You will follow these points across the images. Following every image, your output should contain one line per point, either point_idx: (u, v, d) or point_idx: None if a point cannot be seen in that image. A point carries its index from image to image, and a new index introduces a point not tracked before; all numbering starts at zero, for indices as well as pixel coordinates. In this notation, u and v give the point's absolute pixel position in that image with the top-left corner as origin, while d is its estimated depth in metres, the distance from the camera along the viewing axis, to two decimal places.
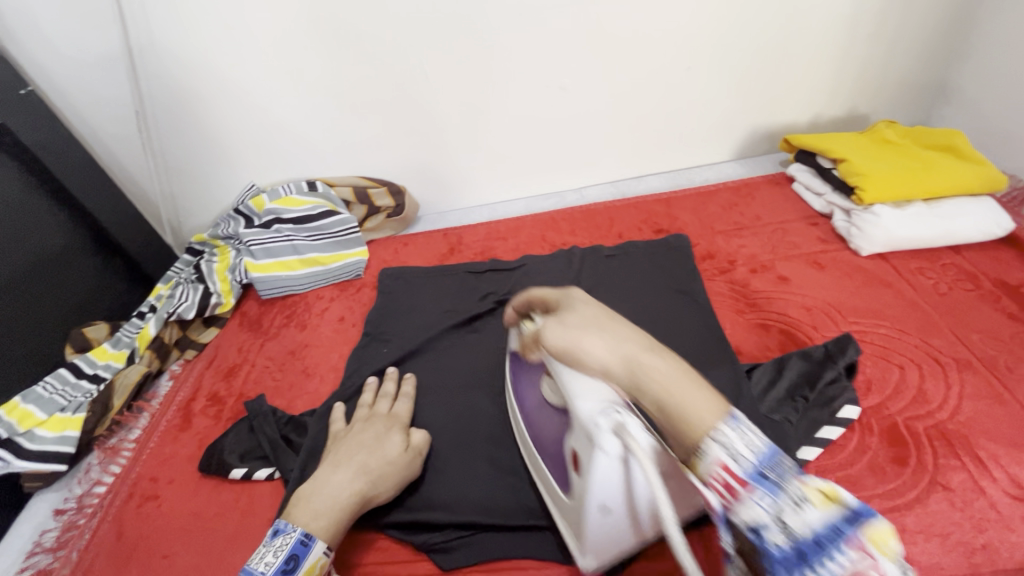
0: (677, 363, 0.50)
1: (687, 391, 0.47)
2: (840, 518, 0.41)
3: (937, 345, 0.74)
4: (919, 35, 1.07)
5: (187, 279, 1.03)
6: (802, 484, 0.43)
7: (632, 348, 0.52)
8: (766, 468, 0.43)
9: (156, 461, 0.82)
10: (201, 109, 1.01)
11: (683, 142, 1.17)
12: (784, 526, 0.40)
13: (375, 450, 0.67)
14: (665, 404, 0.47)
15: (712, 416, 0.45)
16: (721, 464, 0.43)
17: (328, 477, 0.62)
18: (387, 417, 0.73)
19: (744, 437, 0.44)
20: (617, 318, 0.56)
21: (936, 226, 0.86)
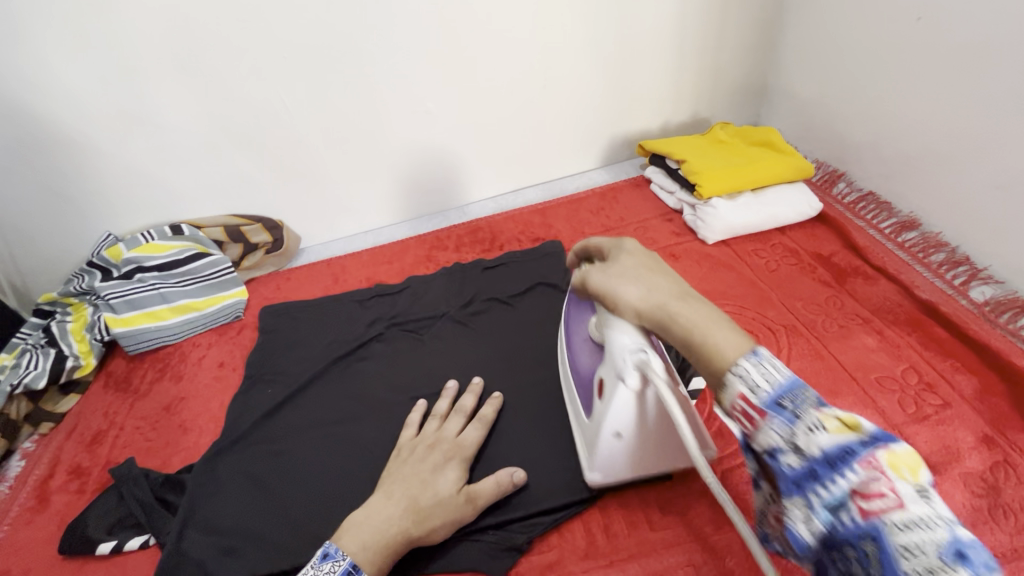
0: (707, 305, 0.51)
1: (710, 330, 0.49)
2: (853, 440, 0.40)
3: (770, 316, 0.85)
4: (737, 47, 1.23)
5: (35, 344, 0.93)
6: (821, 413, 0.42)
7: (667, 285, 0.54)
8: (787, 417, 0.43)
9: (7, 553, 0.73)
10: (33, 157, 0.93)
11: (553, 154, 1.24)
12: (797, 449, 0.42)
13: (430, 483, 0.64)
14: (692, 330, 0.50)
15: (739, 348, 0.46)
16: (740, 395, 0.45)
17: (379, 507, 0.62)
18: (453, 444, 0.69)
19: (764, 368, 0.44)
20: (654, 256, 0.59)
21: (763, 212, 0.98)
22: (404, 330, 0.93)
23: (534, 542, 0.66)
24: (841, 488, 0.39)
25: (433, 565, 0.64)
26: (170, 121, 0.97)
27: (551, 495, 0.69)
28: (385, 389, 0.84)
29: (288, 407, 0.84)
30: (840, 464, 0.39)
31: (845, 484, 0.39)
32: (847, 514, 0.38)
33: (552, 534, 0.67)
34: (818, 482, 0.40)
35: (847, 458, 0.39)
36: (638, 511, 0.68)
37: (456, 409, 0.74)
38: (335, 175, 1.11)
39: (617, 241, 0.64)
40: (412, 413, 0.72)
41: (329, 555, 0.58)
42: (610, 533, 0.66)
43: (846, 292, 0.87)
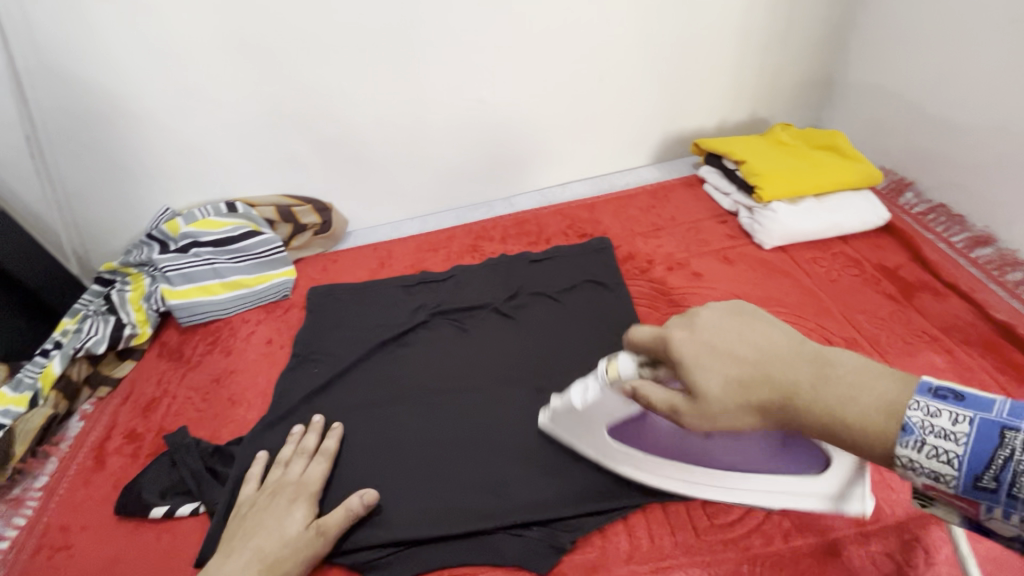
0: (826, 397, 0.47)
1: (855, 429, 0.46)
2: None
3: (829, 327, 0.82)
4: (804, 46, 1.18)
5: (95, 311, 0.97)
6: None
7: (775, 371, 0.51)
8: (979, 474, 0.40)
9: (67, 509, 0.76)
10: (102, 130, 0.96)
11: (603, 149, 1.22)
12: (992, 479, 0.40)
13: (275, 530, 0.63)
14: (836, 418, 0.47)
15: (894, 410, 0.44)
16: (926, 485, 0.43)
17: (227, 559, 0.60)
18: (293, 486, 0.68)
19: (920, 444, 0.43)
20: (733, 335, 0.54)
21: (825, 219, 0.94)
22: (448, 319, 0.93)
23: (572, 540, 0.64)
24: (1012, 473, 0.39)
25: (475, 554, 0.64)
26: (231, 100, 0.98)
27: (596, 495, 0.68)
28: (429, 377, 0.84)
29: (333, 388, 0.85)
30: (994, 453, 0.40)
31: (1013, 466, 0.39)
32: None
33: (594, 534, 0.65)
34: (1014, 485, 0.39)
35: (973, 447, 0.41)
36: (681, 517, 0.65)
37: (298, 450, 0.73)
38: (385, 160, 1.12)
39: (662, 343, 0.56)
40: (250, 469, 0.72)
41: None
42: (655, 538, 0.64)
43: (912, 308, 0.83)
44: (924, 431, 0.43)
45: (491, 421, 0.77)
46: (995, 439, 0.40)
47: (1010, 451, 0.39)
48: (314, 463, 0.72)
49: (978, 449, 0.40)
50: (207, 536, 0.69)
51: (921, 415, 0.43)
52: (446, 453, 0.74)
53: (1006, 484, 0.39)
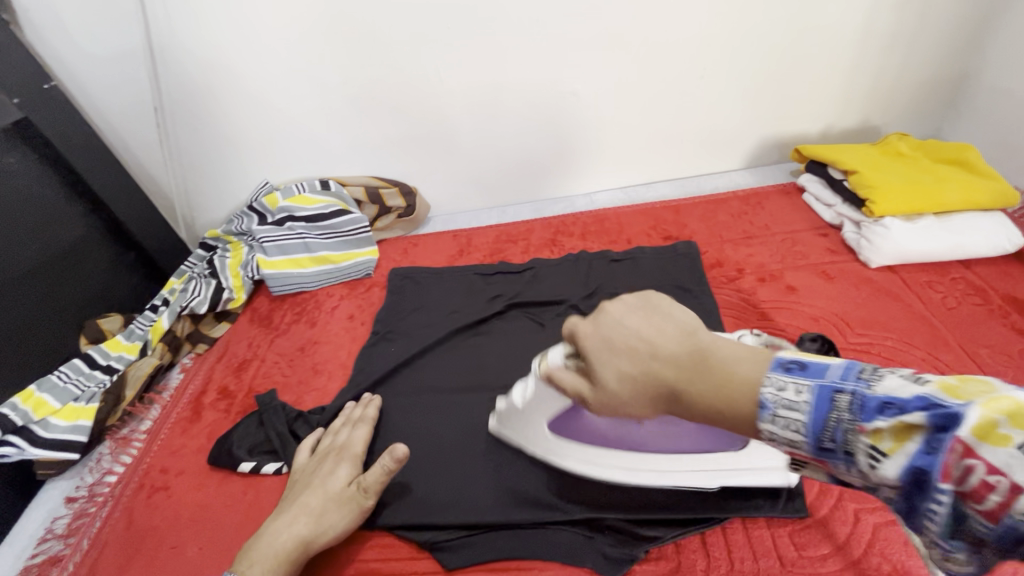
0: (698, 372, 0.44)
1: (717, 404, 0.43)
2: (920, 453, 0.34)
3: (943, 359, 0.74)
4: (932, 49, 1.07)
5: (200, 274, 1.05)
6: (868, 434, 0.36)
7: (658, 367, 0.47)
8: (820, 436, 0.39)
9: (167, 453, 0.83)
10: (216, 105, 1.03)
11: (695, 150, 1.17)
12: (846, 448, 0.38)
13: (318, 486, 0.65)
14: (705, 407, 0.44)
15: (749, 392, 0.41)
16: (788, 450, 0.42)
17: (274, 518, 0.63)
18: (340, 448, 0.71)
19: (781, 421, 0.40)
20: (633, 327, 0.50)
21: (945, 240, 0.86)
22: (525, 312, 0.93)
23: (647, 549, 0.62)
24: (853, 436, 0.37)
25: (544, 550, 0.63)
26: (333, 83, 1.02)
27: (676, 508, 0.64)
28: (503, 367, 0.85)
29: (409, 368, 0.87)
30: (832, 420, 0.38)
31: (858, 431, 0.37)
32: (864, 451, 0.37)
33: (669, 547, 0.63)
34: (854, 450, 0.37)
35: (816, 414, 0.39)
36: (765, 543, 0.61)
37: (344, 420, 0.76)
38: (472, 149, 1.13)
39: (583, 334, 0.54)
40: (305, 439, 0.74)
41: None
42: (735, 560, 0.61)
43: None
44: (776, 405, 0.40)
45: None
46: (830, 403, 0.38)
47: (842, 411, 0.38)
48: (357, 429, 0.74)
49: (817, 414, 0.39)
50: None
51: (772, 390, 0.41)
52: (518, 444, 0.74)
53: (855, 451, 0.37)
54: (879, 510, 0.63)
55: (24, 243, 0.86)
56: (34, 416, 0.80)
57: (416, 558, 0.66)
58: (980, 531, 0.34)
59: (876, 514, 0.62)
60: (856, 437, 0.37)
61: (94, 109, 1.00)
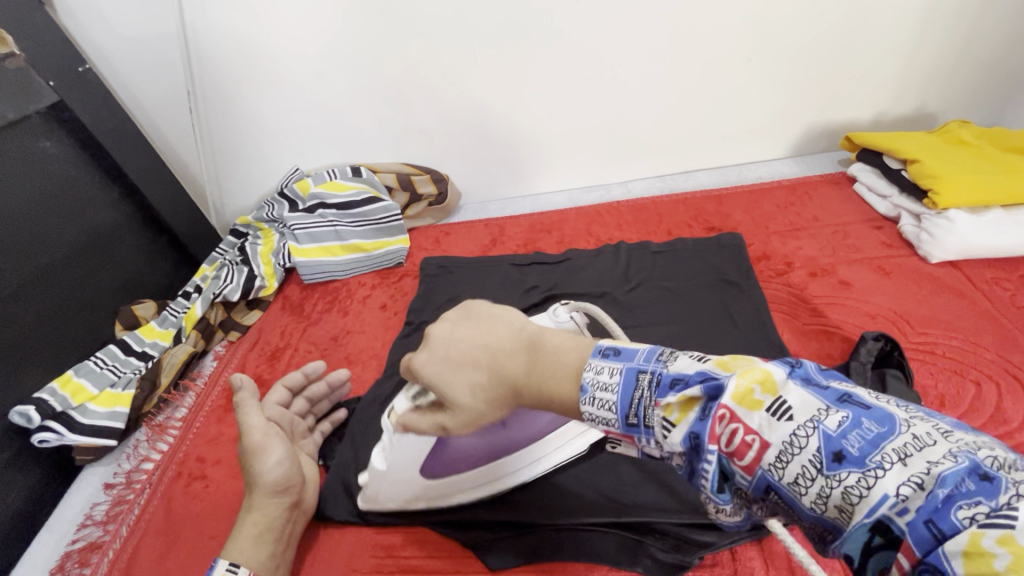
0: (537, 362, 0.48)
1: (551, 389, 0.46)
2: (698, 420, 0.36)
3: (1016, 361, 0.70)
4: (999, 29, 1.01)
5: (232, 261, 1.04)
6: (661, 407, 0.38)
7: (496, 364, 0.50)
8: (628, 414, 0.40)
9: (203, 441, 0.82)
10: (248, 90, 1.01)
11: (738, 137, 1.13)
12: (646, 424, 0.39)
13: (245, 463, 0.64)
14: (544, 396, 0.46)
15: (573, 376, 0.45)
16: (603, 429, 0.43)
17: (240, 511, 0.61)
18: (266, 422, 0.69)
19: (597, 403, 0.41)
20: (463, 333, 0.54)
21: (1016, 234, 0.81)
22: (563, 304, 0.91)
23: (703, 556, 0.59)
24: (651, 412, 0.39)
25: (593, 552, 0.61)
26: (367, 66, 0.99)
27: None
28: None
29: None
30: (633, 396, 0.40)
31: (656, 405, 0.38)
32: (658, 421, 0.38)
33: (724, 554, 0.60)
34: (649, 425, 0.39)
35: (624, 392, 0.40)
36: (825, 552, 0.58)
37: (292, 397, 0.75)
38: (507, 136, 1.10)
39: (424, 358, 0.55)
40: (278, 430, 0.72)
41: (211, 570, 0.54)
42: (795, 569, 0.58)
43: None
44: (594, 388, 0.42)
45: None
46: (634, 382, 0.40)
47: (644, 389, 0.39)
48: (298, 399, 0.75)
49: (625, 393, 0.40)
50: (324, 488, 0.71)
51: (591, 373, 0.43)
52: None
53: (653, 425, 0.39)
54: None
55: (60, 226, 0.85)
56: (72, 402, 0.80)
57: (460, 557, 0.64)
58: (741, 483, 0.36)
59: None
60: (653, 411, 0.39)
61: (127, 92, 0.99)
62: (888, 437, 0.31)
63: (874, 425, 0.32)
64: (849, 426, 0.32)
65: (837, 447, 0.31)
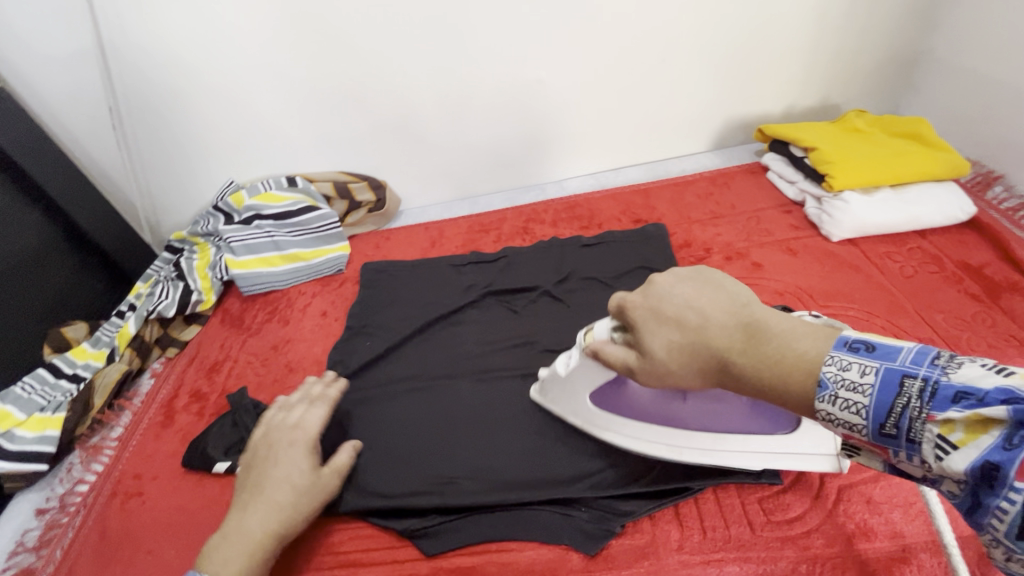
0: (772, 346, 0.46)
1: (785, 378, 0.45)
2: (993, 446, 0.35)
3: (902, 325, 0.78)
4: (887, 26, 1.10)
5: (166, 277, 1.03)
6: (941, 423, 0.37)
7: (710, 337, 0.49)
8: (884, 422, 0.40)
9: (139, 459, 0.82)
10: (175, 105, 1.01)
11: (662, 133, 1.18)
12: (913, 439, 0.39)
13: (282, 477, 0.64)
14: (768, 386, 0.46)
15: (811, 371, 0.43)
16: (845, 433, 0.43)
17: (239, 520, 0.61)
18: (292, 432, 0.69)
19: (845, 401, 0.41)
20: (687, 296, 0.52)
21: (902, 211, 0.89)
22: (499, 300, 0.94)
23: (624, 524, 0.63)
24: (923, 427, 0.38)
25: (522, 530, 0.64)
26: (295, 78, 1.00)
27: (651, 479, 0.66)
28: (478, 353, 0.85)
29: (384, 361, 0.87)
30: (896, 407, 0.39)
31: (935, 425, 0.38)
32: (929, 437, 0.38)
33: (644, 521, 0.64)
34: (913, 439, 0.39)
35: (892, 397, 0.39)
36: (735, 511, 0.63)
37: (303, 401, 0.73)
38: (440, 140, 1.12)
39: (644, 304, 0.54)
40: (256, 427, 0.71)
41: None
42: (708, 530, 0.62)
43: (998, 309, 0.78)
44: (837, 385, 0.42)
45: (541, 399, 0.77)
46: (897, 388, 0.39)
47: (911, 398, 0.39)
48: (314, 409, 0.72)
49: (884, 399, 0.40)
50: None
51: (835, 369, 0.42)
52: (496, 429, 0.74)
53: (927, 445, 0.38)
54: (843, 473, 0.65)
55: None
56: None
57: (398, 547, 0.66)
58: (1010, 534, 0.35)
59: (839, 476, 0.65)
60: (925, 425, 0.38)
61: (46, 111, 0.97)
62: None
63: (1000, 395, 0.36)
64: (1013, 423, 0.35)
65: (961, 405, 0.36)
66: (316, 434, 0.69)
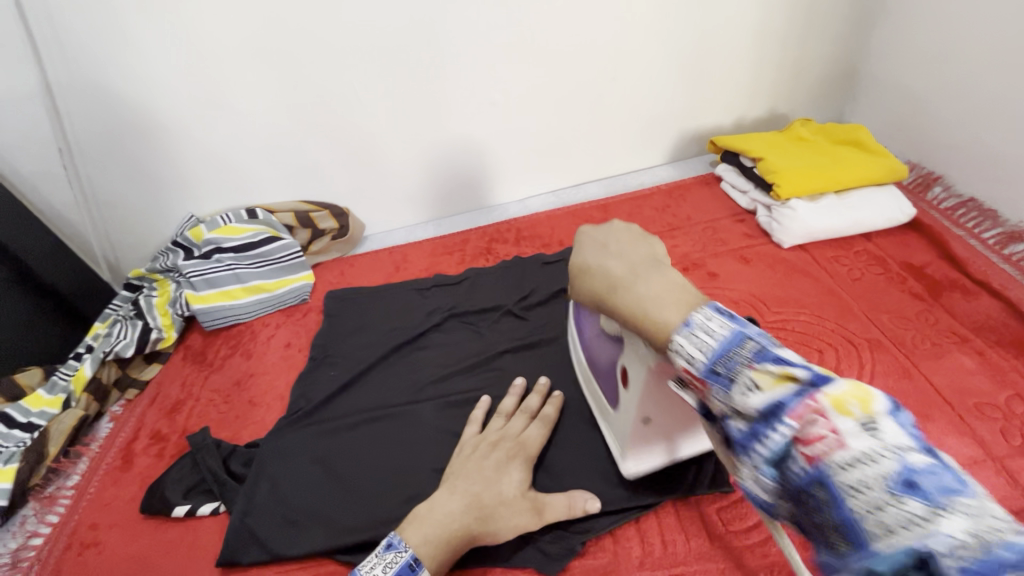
0: (665, 282, 0.48)
1: (661, 310, 0.46)
2: (791, 394, 0.36)
3: (851, 328, 0.80)
4: (826, 37, 1.14)
5: (125, 316, 1.01)
6: (755, 370, 0.38)
7: (613, 264, 0.53)
8: (717, 363, 0.40)
9: (97, 507, 0.79)
10: (127, 141, 1.00)
11: (618, 148, 1.21)
12: (734, 386, 0.39)
13: (496, 482, 0.63)
14: (638, 313, 0.47)
15: (677, 320, 0.44)
16: (682, 367, 0.43)
17: (442, 501, 0.62)
18: (517, 442, 0.68)
19: (696, 339, 0.42)
20: (621, 241, 0.56)
21: (847, 216, 0.93)
22: (463, 321, 0.94)
23: (586, 544, 0.65)
24: (745, 369, 0.39)
25: (487, 558, 0.64)
26: (251, 108, 1.01)
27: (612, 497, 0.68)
28: (442, 378, 0.85)
29: (349, 391, 0.86)
30: (727, 348, 0.40)
31: (764, 393, 0.37)
32: (745, 377, 0.38)
33: (606, 538, 0.65)
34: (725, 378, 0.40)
35: (732, 342, 0.40)
36: (692, 524, 0.65)
37: (521, 408, 0.73)
38: (399, 164, 1.13)
39: (593, 236, 0.59)
40: (476, 412, 0.72)
41: (392, 546, 0.58)
42: (667, 545, 0.64)
43: (940, 307, 0.82)
44: (698, 326, 0.42)
45: None
46: (738, 342, 0.40)
47: (745, 351, 0.40)
48: (534, 425, 0.71)
49: (725, 345, 0.40)
50: (230, 533, 0.71)
51: (701, 318, 0.43)
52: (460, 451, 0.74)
53: (746, 425, 0.38)
54: None
55: None
56: None
57: None
58: (794, 470, 0.36)
59: None
60: (744, 371, 0.39)
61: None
62: (963, 493, 0.30)
63: (951, 480, 0.31)
64: (929, 468, 0.32)
65: (911, 476, 0.31)
66: (535, 452, 0.68)
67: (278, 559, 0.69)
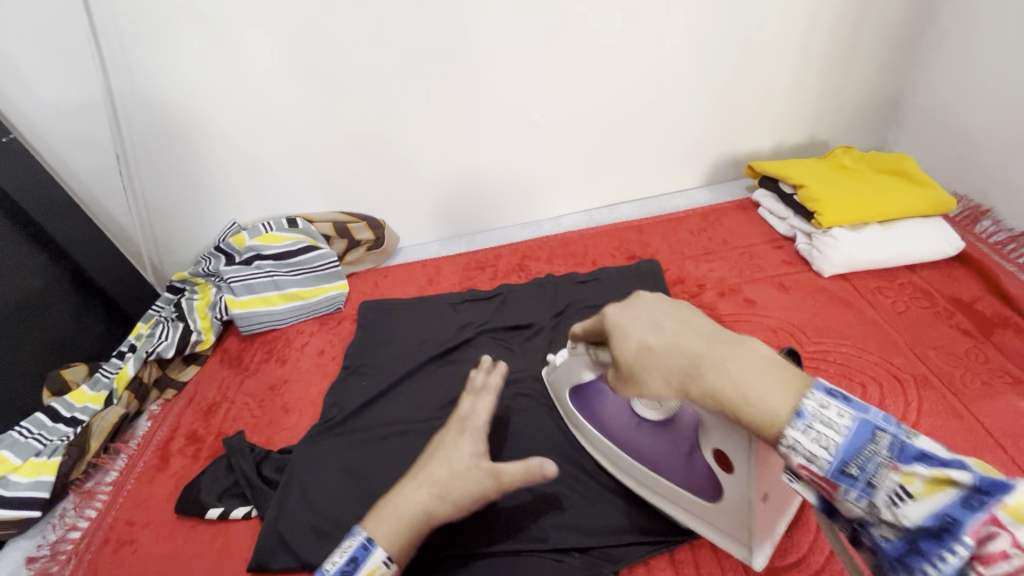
0: (751, 356, 0.50)
1: (761, 387, 0.47)
2: (951, 501, 0.39)
3: (896, 362, 0.78)
4: (871, 64, 1.13)
5: (167, 317, 1.03)
6: (902, 474, 0.41)
7: (685, 341, 0.54)
8: (848, 462, 0.43)
9: (133, 504, 0.81)
10: (179, 149, 1.03)
11: (653, 169, 1.21)
12: (886, 519, 0.41)
13: (445, 456, 0.63)
14: (735, 401, 0.48)
15: (792, 405, 0.45)
16: (801, 465, 0.45)
17: (397, 487, 0.62)
18: (464, 419, 0.68)
19: (815, 436, 0.44)
20: (665, 314, 0.59)
21: (891, 247, 0.91)
22: (495, 338, 0.94)
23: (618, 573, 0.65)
24: (891, 480, 0.41)
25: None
26: (298, 120, 1.04)
27: (645, 526, 0.67)
28: None
29: (381, 401, 0.87)
30: (861, 448, 0.43)
31: (945, 551, 0.38)
32: (891, 481, 0.41)
33: (639, 568, 0.65)
34: (872, 489, 0.42)
35: (865, 441, 0.43)
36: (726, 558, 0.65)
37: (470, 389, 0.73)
38: (437, 179, 1.15)
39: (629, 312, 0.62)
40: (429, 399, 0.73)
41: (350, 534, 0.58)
42: None
43: (991, 345, 0.79)
44: (815, 417, 0.44)
45: (537, 445, 0.77)
46: (869, 437, 0.43)
47: (881, 448, 0.42)
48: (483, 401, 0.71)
49: (853, 441, 0.43)
50: (262, 539, 0.71)
51: (815, 404, 0.45)
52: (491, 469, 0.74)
53: (897, 534, 0.41)
54: None
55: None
56: None
57: None
58: (924, 568, 0.39)
59: None
60: (888, 473, 0.42)
61: (59, 161, 0.99)
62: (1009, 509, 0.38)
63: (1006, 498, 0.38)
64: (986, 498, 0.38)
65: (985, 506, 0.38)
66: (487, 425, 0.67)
67: (308, 568, 0.70)
